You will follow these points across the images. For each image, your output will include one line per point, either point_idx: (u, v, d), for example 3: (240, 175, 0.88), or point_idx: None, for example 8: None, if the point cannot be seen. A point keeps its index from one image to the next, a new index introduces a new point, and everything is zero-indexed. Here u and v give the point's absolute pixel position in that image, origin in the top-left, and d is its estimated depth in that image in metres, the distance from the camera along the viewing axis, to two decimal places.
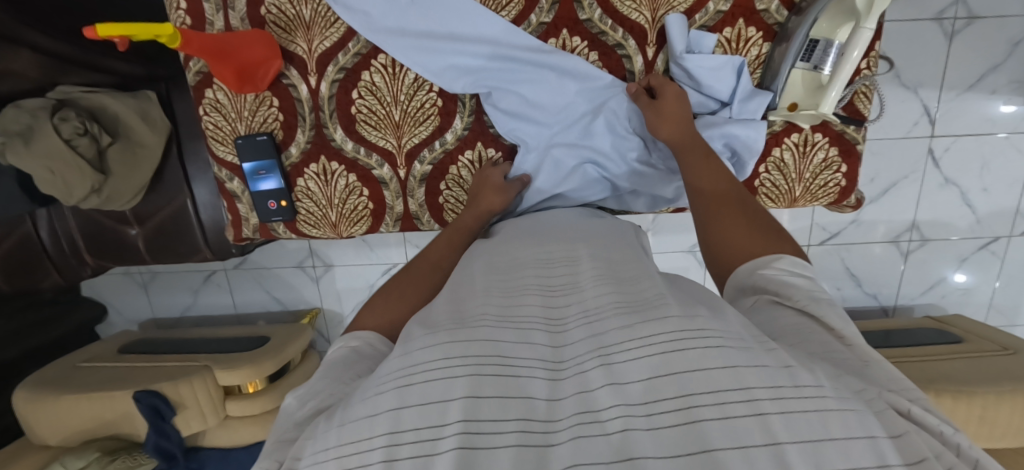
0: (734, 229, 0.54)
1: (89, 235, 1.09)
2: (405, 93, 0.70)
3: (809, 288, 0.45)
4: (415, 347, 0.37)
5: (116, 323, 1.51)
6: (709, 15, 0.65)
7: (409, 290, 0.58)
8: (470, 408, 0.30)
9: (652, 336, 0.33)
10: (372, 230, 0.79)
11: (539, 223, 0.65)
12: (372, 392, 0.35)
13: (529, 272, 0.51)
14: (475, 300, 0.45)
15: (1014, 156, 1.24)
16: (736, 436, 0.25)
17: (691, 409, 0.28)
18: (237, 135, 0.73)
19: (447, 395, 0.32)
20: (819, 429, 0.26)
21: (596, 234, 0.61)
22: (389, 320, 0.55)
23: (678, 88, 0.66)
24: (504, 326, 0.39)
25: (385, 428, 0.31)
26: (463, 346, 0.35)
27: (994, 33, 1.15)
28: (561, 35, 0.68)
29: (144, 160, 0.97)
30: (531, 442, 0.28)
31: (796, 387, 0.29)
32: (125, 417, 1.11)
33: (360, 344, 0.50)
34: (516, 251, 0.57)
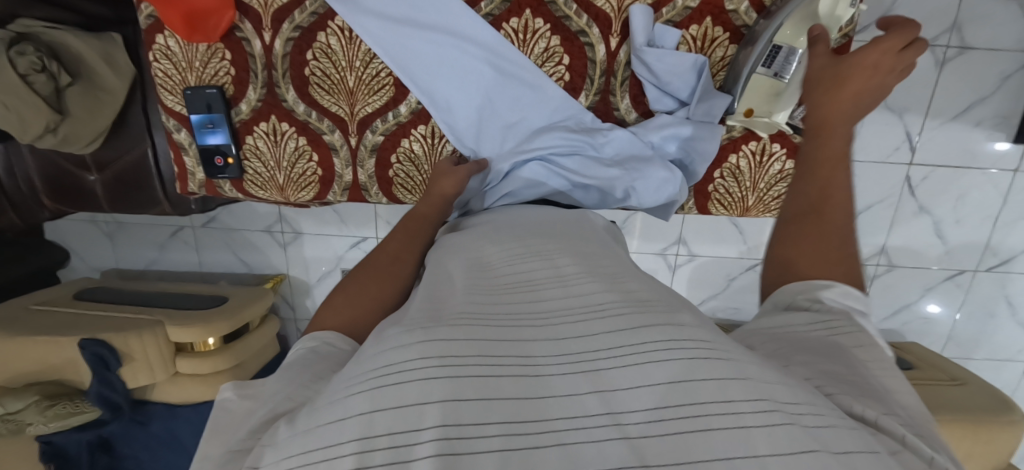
0: (808, 243, 0.50)
1: (47, 177, 1.07)
2: (361, 59, 0.68)
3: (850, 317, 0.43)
4: (387, 346, 0.35)
5: (79, 269, 1.51)
6: (676, 10, 0.64)
7: (370, 283, 0.56)
8: (449, 413, 0.30)
9: (651, 343, 0.34)
10: (320, 197, 0.78)
11: (511, 219, 0.63)
12: (344, 394, 0.33)
13: (497, 271, 0.50)
14: (442, 298, 0.44)
15: (990, 191, 1.24)
16: (725, 449, 0.27)
17: (678, 418, 0.29)
18: (187, 85, 0.71)
19: (424, 398, 0.30)
20: (798, 437, 0.27)
21: (574, 233, 0.59)
22: (353, 317, 0.52)
23: (874, 65, 0.54)
24: (483, 323, 0.38)
25: (356, 433, 0.29)
26: (444, 346, 0.34)
27: (986, 65, 1.14)
28: (524, 15, 0.65)
29: (107, 106, 0.94)
30: (516, 447, 0.28)
31: (777, 402, 0.30)
32: (72, 364, 1.10)
33: (318, 344, 0.48)
34: (490, 250, 0.55)
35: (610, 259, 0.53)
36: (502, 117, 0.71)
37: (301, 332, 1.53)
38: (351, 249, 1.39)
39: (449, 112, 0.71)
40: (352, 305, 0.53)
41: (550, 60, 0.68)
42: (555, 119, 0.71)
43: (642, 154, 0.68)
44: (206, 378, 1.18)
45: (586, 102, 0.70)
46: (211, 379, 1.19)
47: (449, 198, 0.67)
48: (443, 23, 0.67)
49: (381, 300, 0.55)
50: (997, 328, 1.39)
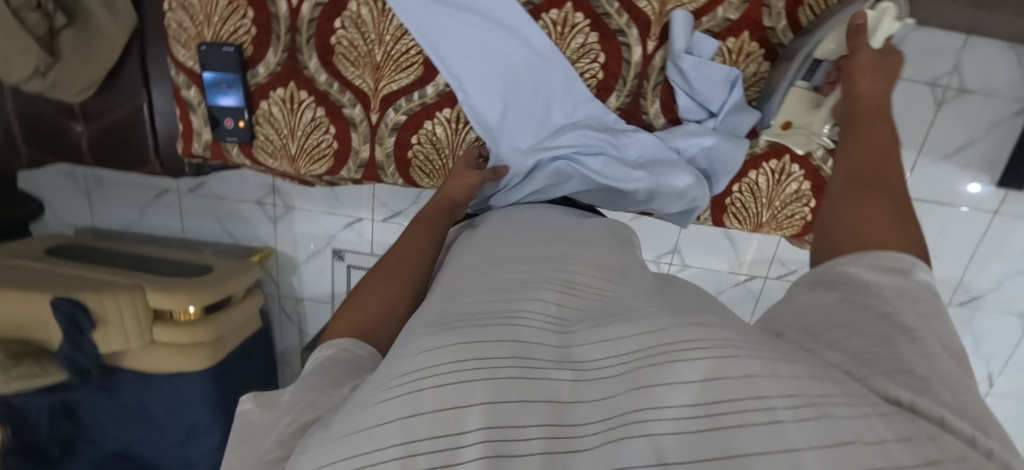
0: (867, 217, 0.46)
1: (28, 121, 1.00)
2: (392, 33, 0.66)
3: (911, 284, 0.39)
4: (414, 350, 0.35)
5: (51, 224, 1.43)
6: (716, 21, 0.64)
7: (382, 286, 0.55)
8: (490, 414, 0.29)
9: (671, 341, 0.33)
10: (333, 172, 0.75)
11: (529, 219, 0.62)
12: (378, 398, 0.32)
13: (524, 267, 0.49)
14: (472, 294, 0.43)
15: (969, 230, 1.29)
16: (760, 447, 0.25)
17: (712, 417, 0.28)
18: (202, 40, 0.67)
19: (465, 401, 0.30)
20: (831, 431, 0.25)
21: (588, 235, 0.59)
22: (367, 324, 0.51)
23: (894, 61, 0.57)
24: (507, 321, 0.37)
25: (397, 438, 0.29)
26: (474, 347, 0.33)
27: (979, 110, 1.19)
28: (564, 8, 0.64)
29: (101, 53, 0.88)
30: (558, 450, 0.28)
31: (808, 393, 0.28)
32: (40, 323, 1.04)
33: (336, 351, 0.46)
34: (507, 247, 0.54)
35: (636, 270, 0.52)
36: (529, 108, 0.70)
37: (284, 309, 1.49)
38: (344, 229, 1.35)
39: (476, 97, 0.69)
40: (364, 313, 0.52)
41: (586, 56, 0.67)
42: (578, 117, 0.70)
43: (666, 158, 0.68)
44: (184, 349, 1.13)
45: (616, 103, 0.70)
46: (188, 350, 1.14)
47: (457, 202, 0.68)
48: (476, 6, 0.66)
49: (395, 305, 0.54)
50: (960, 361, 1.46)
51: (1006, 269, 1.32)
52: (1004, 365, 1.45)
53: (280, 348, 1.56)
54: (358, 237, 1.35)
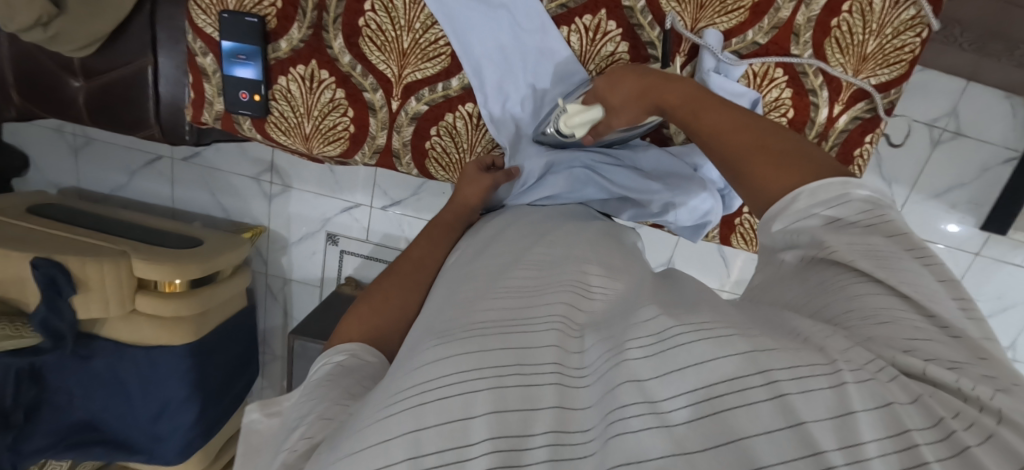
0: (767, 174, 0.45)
1: (23, 71, 0.95)
2: (421, 22, 0.63)
3: (852, 216, 0.39)
4: (421, 362, 0.34)
5: (34, 181, 1.37)
6: (745, 44, 0.63)
7: (393, 291, 0.57)
8: (496, 424, 0.29)
9: (670, 330, 0.33)
10: (346, 155, 0.74)
11: (548, 218, 0.62)
12: (383, 414, 0.32)
13: (528, 272, 0.49)
14: (482, 300, 0.43)
15: (950, 269, 1.34)
16: (764, 423, 0.26)
17: (713, 400, 0.28)
18: (224, 8, 0.65)
19: (469, 411, 0.30)
20: (840, 400, 0.26)
21: (592, 234, 0.59)
22: (376, 328, 0.53)
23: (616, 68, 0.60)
24: (505, 332, 0.37)
25: (404, 452, 0.29)
26: (476, 358, 0.33)
27: (971, 154, 1.23)
28: (598, 15, 0.63)
29: (109, 8, 0.85)
30: (565, 457, 0.29)
31: (810, 360, 0.29)
32: (16, 283, 0.99)
33: (346, 357, 0.48)
34: (523, 252, 0.53)
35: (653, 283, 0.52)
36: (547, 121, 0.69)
37: (270, 289, 1.46)
38: (340, 213, 1.33)
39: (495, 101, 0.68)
40: (376, 317, 0.54)
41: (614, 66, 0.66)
42: None
43: (683, 171, 0.68)
44: (165, 322, 1.10)
45: None
46: (171, 323, 1.11)
47: (472, 209, 0.68)
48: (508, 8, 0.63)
49: (402, 308, 0.56)
50: None
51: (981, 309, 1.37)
52: None
53: (262, 328, 1.53)
54: (353, 222, 1.33)
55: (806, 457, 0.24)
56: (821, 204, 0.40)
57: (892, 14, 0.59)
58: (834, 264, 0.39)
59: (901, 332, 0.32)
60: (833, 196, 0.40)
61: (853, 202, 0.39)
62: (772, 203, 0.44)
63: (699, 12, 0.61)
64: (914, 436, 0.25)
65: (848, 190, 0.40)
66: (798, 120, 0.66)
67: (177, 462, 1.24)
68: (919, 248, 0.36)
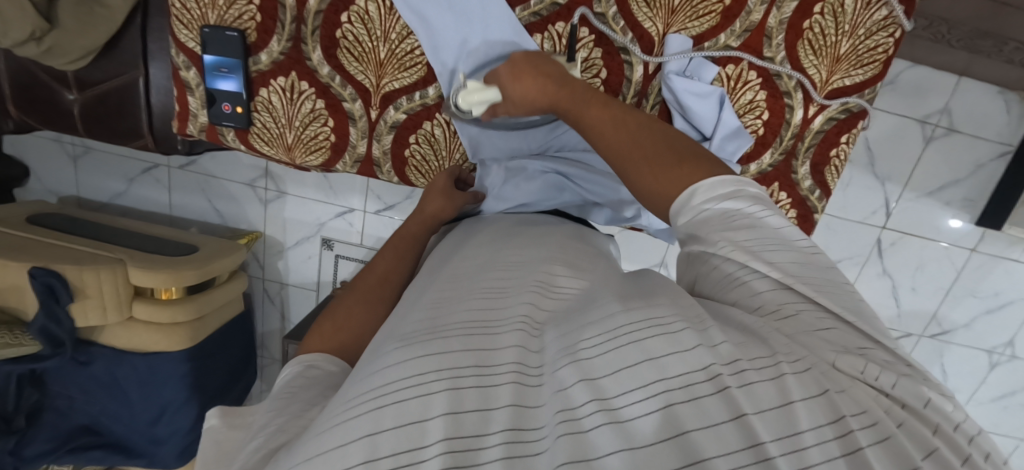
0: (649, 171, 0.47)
1: (19, 85, 0.97)
2: (397, 32, 0.64)
3: (740, 210, 0.41)
4: (384, 365, 0.35)
5: (35, 190, 1.40)
6: (718, 47, 0.63)
7: (358, 303, 0.60)
8: (452, 425, 0.29)
9: (620, 327, 0.35)
10: (328, 164, 0.75)
11: (521, 224, 0.64)
12: (343, 418, 0.32)
13: (500, 272, 0.50)
14: (464, 300, 0.45)
15: (946, 266, 1.33)
16: (709, 418, 0.27)
17: (665, 394, 0.29)
18: (205, 23, 0.66)
19: (425, 414, 0.30)
20: (781, 394, 0.28)
21: (563, 238, 0.61)
22: (340, 341, 0.56)
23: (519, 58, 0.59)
24: (471, 333, 0.39)
25: (359, 457, 0.28)
26: (436, 359, 0.34)
27: (965, 150, 1.23)
28: (571, 22, 0.62)
29: (100, 21, 0.87)
30: (519, 455, 0.28)
31: (751, 360, 0.31)
32: (15, 293, 1.01)
33: (305, 367, 0.51)
34: (490, 255, 0.55)
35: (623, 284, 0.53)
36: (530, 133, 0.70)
37: (268, 293, 1.48)
38: (335, 217, 1.34)
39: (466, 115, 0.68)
40: (339, 333, 0.56)
41: (588, 71, 0.65)
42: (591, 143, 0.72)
43: None
44: (163, 328, 1.12)
45: None
46: (167, 328, 1.12)
47: (438, 217, 0.69)
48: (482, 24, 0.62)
49: (369, 316, 0.59)
50: None
51: (978, 307, 1.36)
52: (969, 397, 1.48)
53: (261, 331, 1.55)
54: (348, 227, 1.35)
55: (747, 448, 0.25)
56: (718, 198, 0.42)
57: (864, 15, 0.60)
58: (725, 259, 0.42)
59: (809, 324, 0.36)
60: (728, 190, 0.42)
61: (743, 198, 0.42)
62: (668, 205, 0.45)
63: (671, 16, 0.61)
64: (848, 424, 0.27)
65: (740, 187, 0.43)
66: (773, 121, 0.66)
67: (177, 465, 1.26)
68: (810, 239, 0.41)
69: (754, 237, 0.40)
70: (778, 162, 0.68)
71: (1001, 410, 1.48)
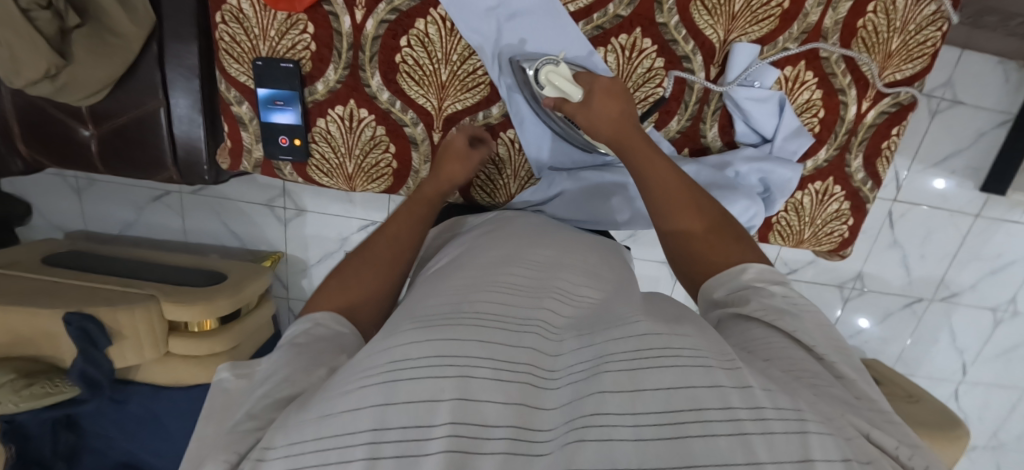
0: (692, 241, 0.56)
1: (29, 123, 0.91)
2: (458, 54, 0.69)
3: (786, 294, 0.49)
4: (398, 340, 0.37)
5: (38, 227, 1.33)
6: (776, 50, 0.64)
7: (363, 266, 0.59)
8: (459, 411, 0.32)
9: (644, 348, 0.36)
10: (390, 189, 0.81)
11: (532, 227, 0.67)
12: (356, 384, 0.35)
13: (519, 266, 0.53)
14: (482, 292, 0.46)
15: (952, 233, 1.39)
16: (721, 457, 0.29)
17: (678, 428, 0.31)
18: (258, 56, 0.70)
19: (437, 395, 0.33)
20: (801, 448, 0.29)
21: (582, 248, 0.65)
22: (350, 301, 0.55)
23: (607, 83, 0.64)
24: (497, 326, 0.40)
25: (369, 423, 0.32)
26: (459, 346, 0.36)
27: (969, 120, 1.27)
28: (634, 33, 0.64)
29: (114, 52, 0.83)
30: (520, 452, 0.31)
31: (778, 409, 0.32)
32: (49, 339, 0.96)
33: (316, 326, 0.50)
34: (512, 254, 0.56)
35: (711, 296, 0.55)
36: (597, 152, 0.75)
37: (293, 312, 1.45)
38: (358, 231, 1.32)
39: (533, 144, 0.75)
40: (349, 293, 0.56)
41: (650, 81, 0.67)
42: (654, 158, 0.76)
43: (725, 182, 0.67)
44: (201, 360, 1.09)
45: (676, 126, 0.70)
46: (205, 361, 1.10)
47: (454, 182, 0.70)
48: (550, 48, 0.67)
49: (378, 283, 0.58)
50: (937, 352, 1.57)
51: (982, 268, 1.44)
52: (975, 354, 1.57)
53: None
54: None
55: None
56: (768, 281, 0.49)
57: (915, 10, 0.62)
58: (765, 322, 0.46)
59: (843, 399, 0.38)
60: (773, 277, 0.50)
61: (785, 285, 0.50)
62: (710, 276, 0.54)
63: (732, 23, 0.63)
64: None
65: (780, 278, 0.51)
66: (829, 118, 0.68)
67: None
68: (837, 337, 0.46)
69: (796, 315, 0.46)
70: (833, 157, 0.70)
71: (1005, 361, 1.57)
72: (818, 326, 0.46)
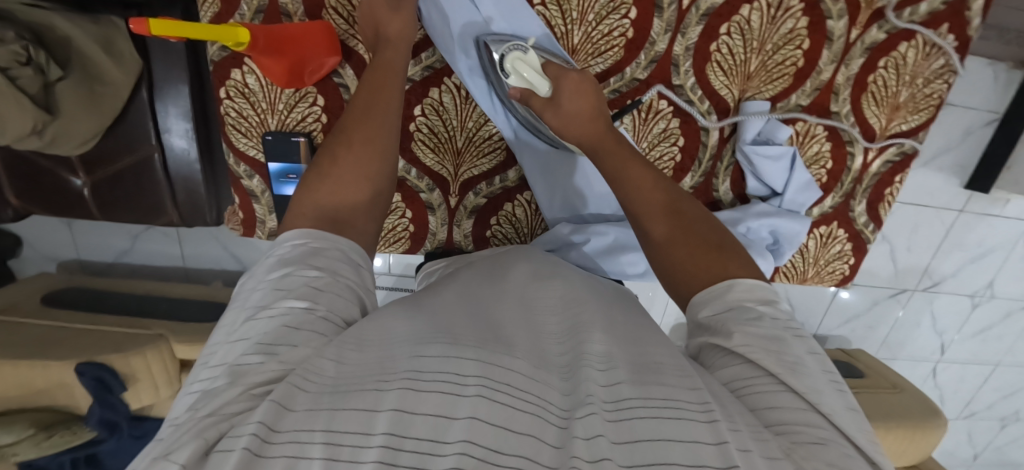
0: (677, 242, 0.55)
1: (19, 175, 0.88)
2: (473, 121, 0.78)
3: (776, 317, 0.46)
4: (428, 352, 0.37)
5: (30, 260, 1.30)
6: (788, 107, 0.75)
7: (348, 166, 0.53)
8: (474, 430, 0.30)
9: (662, 397, 0.37)
10: (409, 251, 0.89)
11: (530, 254, 0.66)
12: (374, 386, 0.34)
13: (513, 305, 0.50)
14: (511, 331, 0.45)
15: (938, 228, 1.45)
16: None
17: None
18: (265, 129, 0.77)
19: (452, 413, 0.32)
20: None
21: (589, 279, 0.64)
22: (334, 202, 0.51)
23: (579, 76, 0.67)
24: (529, 363, 0.39)
25: (384, 427, 0.30)
26: (485, 368, 0.36)
27: (957, 120, 1.29)
28: (651, 94, 0.74)
29: (103, 100, 0.79)
30: None
31: None
32: (63, 388, 0.97)
33: (318, 243, 0.46)
34: (525, 287, 0.55)
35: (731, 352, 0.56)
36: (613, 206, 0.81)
37: None
38: None
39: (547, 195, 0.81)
40: (333, 189, 0.52)
41: (666, 139, 0.77)
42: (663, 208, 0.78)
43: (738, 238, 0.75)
44: None
45: (691, 180, 0.80)
46: None
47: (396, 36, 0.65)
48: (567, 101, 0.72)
49: (372, 196, 0.54)
50: (918, 335, 1.66)
51: (963, 258, 1.50)
52: (951, 336, 1.67)
53: None
54: None
55: None
56: (755, 300, 0.47)
57: (923, 68, 0.72)
58: (755, 364, 0.44)
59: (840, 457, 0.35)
60: (761, 296, 0.48)
61: (776, 308, 0.47)
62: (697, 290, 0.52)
63: (745, 84, 0.74)
64: None
65: (773, 297, 0.49)
66: (836, 168, 0.79)
67: None
68: (833, 374, 0.44)
69: (787, 349, 0.43)
70: (837, 205, 0.81)
71: (979, 342, 1.68)
72: (811, 364, 0.43)
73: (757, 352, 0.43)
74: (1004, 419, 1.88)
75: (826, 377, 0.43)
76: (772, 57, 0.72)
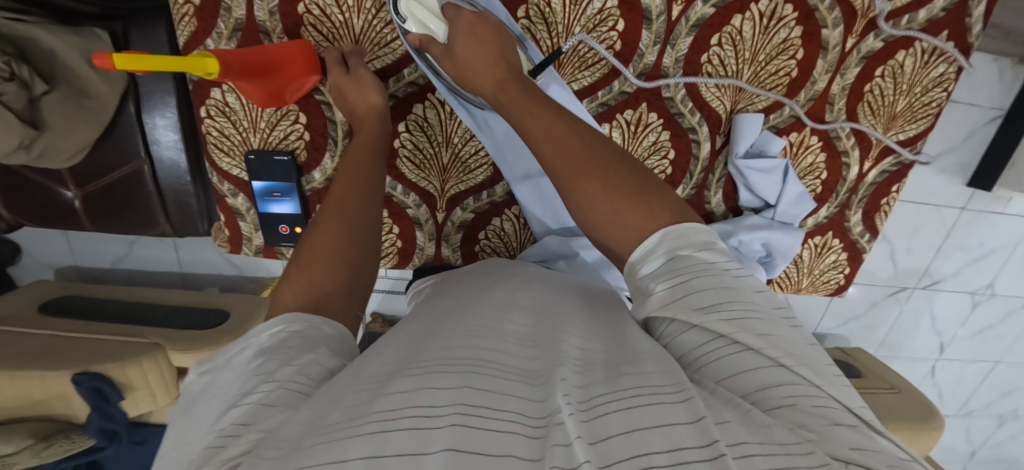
0: (596, 194, 0.48)
1: (10, 189, 0.88)
2: (459, 136, 0.77)
3: (716, 263, 0.43)
4: (396, 389, 0.34)
5: (29, 267, 1.30)
6: (781, 118, 0.75)
7: (330, 250, 0.54)
8: (452, 460, 0.27)
9: (639, 388, 0.34)
10: (399, 266, 0.89)
11: (509, 270, 0.63)
12: (342, 435, 0.30)
13: (490, 309, 0.48)
14: (484, 338, 0.42)
15: (938, 228, 1.43)
16: None
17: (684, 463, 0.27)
18: (248, 148, 0.79)
19: (425, 448, 0.28)
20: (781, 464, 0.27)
21: (571, 281, 0.62)
22: (315, 284, 0.51)
23: (476, 18, 0.62)
24: (509, 378, 0.36)
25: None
26: (454, 396, 0.33)
27: (959, 119, 1.26)
28: (640, 107, 0.73)
29: (90, 115, 0.79)
30: None
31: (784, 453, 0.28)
32: (61, 398, 0.98)
33: (301, 326, 0.45)
34: (497, 292, 0.53)
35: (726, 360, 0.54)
36: None
37: None
38: None
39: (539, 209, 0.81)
40: (313, 268, 0.52)
41: (657, 152, 0.77)
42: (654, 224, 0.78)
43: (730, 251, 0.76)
44: None
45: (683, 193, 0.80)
46: None
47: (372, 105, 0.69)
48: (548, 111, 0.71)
49: (353, 272, 0.54)
50: (917, 334, 1.65)
51: (964, 257, 1.49)
52: (951, 335, 1.65)
53: None
54: None
55: None
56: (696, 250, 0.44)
57: (921, 76, 0.71)
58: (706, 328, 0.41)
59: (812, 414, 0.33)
60: (701, 241, 0.45)
61: (717, 252, 0.44)
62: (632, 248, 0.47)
63: (738, 96, 0.73)
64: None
65: (712, 241, 0.45)
66: (831, 178, 0.79)
67: None
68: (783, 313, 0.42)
69: (733, 298, 0.40)
70: (832, 215, 0.81)
71: (979, 341, 1.67)
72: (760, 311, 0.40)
73: (705, 315, 0.39)
74: (1003, 416, 1.88)
75: (777, 318, 0.40)
76: (765, 66, 0.71)
